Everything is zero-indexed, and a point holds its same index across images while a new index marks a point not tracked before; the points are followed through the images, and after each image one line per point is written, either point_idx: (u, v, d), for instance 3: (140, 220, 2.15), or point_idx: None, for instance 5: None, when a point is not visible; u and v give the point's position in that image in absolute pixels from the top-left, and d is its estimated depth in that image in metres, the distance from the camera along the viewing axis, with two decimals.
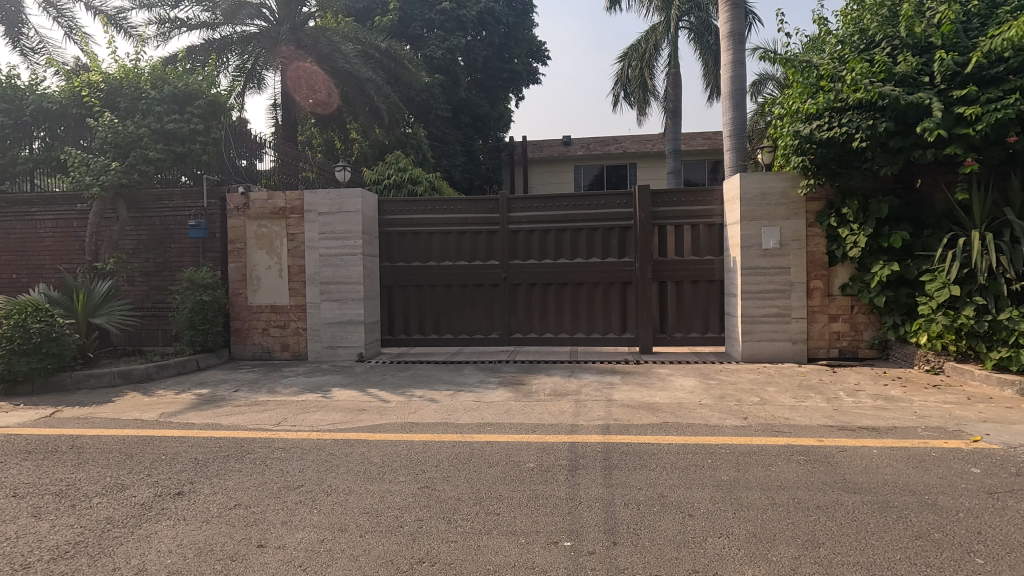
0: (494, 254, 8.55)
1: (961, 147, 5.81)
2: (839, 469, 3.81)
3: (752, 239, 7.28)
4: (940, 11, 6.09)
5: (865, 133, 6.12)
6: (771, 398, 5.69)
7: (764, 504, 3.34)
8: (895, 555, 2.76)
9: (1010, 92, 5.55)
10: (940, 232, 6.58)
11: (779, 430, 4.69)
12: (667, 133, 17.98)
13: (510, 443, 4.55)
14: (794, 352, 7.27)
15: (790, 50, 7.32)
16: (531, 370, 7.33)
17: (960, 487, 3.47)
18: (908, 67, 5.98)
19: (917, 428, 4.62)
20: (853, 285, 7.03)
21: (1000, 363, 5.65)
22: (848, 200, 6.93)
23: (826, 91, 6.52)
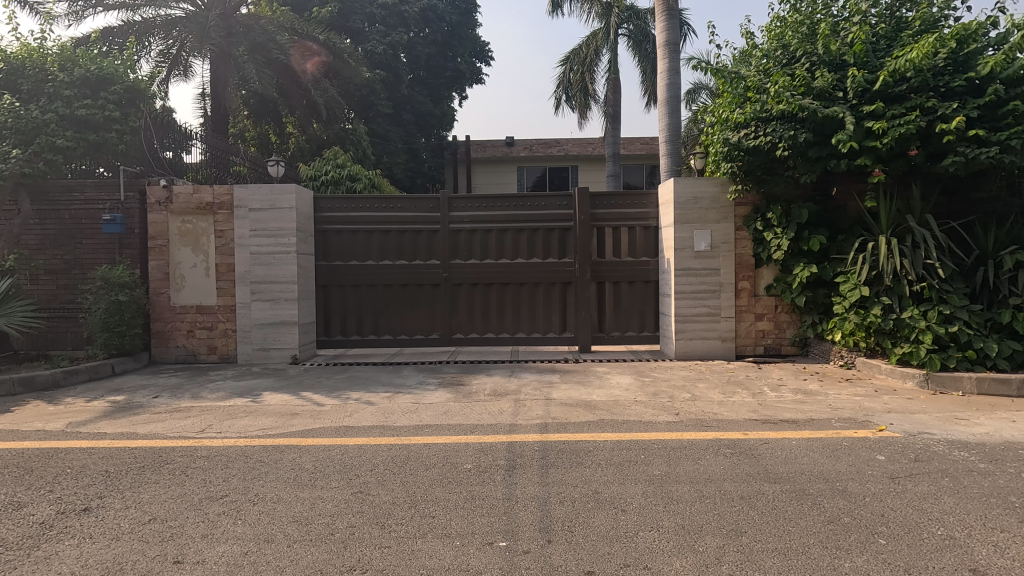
0: (435, 254, 8.46)
1: (870, 158, 6.25)
2: (761, 461, 4.01)
3: (685, 241, 7.58)
4: (852, 32, 6.54)
5: (787, 142, 6.48)
6: (701, 394, 5.94)
7: (692, 496, 3.47)
8: (810, 540, 2.93)
9: (911, 109, 6.01)
10: (853, 236, 7.06)
11: (708, 424, 4.89)
12: (607, 136, 18.39)
13: (448, 445, 4.51)
14: (724, 349, 7.62)
15: (722, 62, 7.68)
16: (471, 370, 7.31)
17: (866, 474, 3.75)
18: (825, 82, 6.37)
19: (831, 419, 4.95)
20: (777, 286, 7.46)
21: (903, 357, 6.11)
22: (772, 205, 7.34)
23: (752, 102, 6.89)
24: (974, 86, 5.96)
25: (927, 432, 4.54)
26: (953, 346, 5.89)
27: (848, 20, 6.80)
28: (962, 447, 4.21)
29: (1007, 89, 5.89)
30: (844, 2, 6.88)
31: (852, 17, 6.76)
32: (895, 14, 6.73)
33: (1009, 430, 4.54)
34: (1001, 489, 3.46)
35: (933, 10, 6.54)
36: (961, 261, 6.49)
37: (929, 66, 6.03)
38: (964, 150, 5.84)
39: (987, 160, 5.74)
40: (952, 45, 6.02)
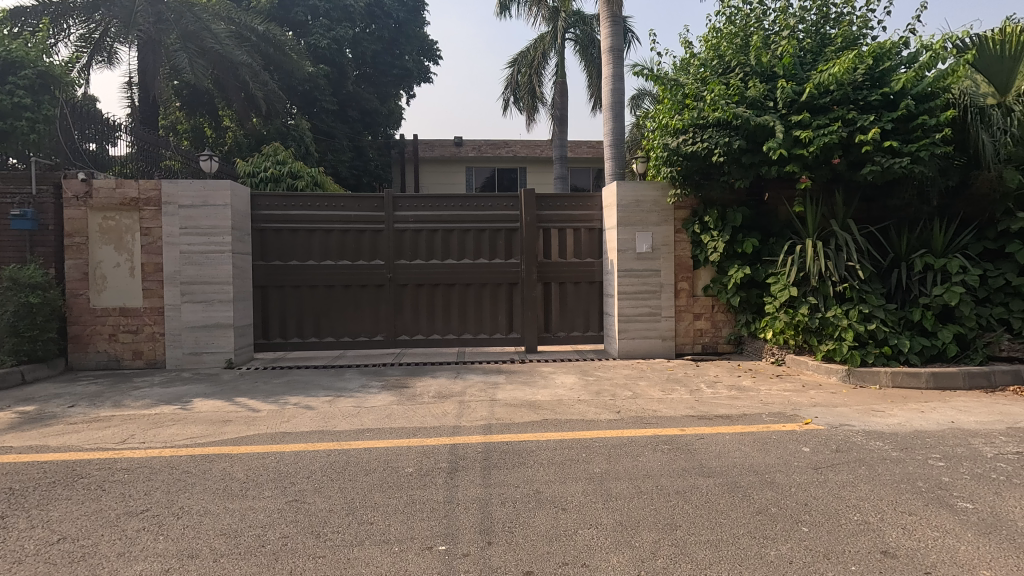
0: (379, 254, 8.29)
1: (798, 165, 6.59)
2: (696, 455, 4.15)
3: (627, 243, 7.77)
4: (781, 45, 6.90)
5: (722, 149, 6.76)
6: (641, 392, 6.09)
7: (631, 493, 3.55)
8: (739, 530, 3.05)
9: (834, 121, 6.38)
10: (783, 240, 7.43)
11: (647, 421, 5.02)
12: (554, 139, 18.59)
13: (389, 449, 4.42)
14: (664, 348, 7.86)
15: (663, 70, 7.94)
16: (415, 372, 7.20)
17: (792, 465, 3.95)
18: (757, 92, 6.69)
19: (762, 414, 5.18)
20: (714, 286, 7.77)
21: (828, 354, 6.48)
22: (709, 209, 7.64)
23: (690, 109, 7.14)
24: (889, 100, 6.39)
25: (847, 424, 4.83)
26: (871, 343, 6.29)
27: (778, 34, 7.17)
28: (878, 436, 4.50)
29: (917, 104, 6.35)
30: (774, 17, 7.25)
31: (781, 32, 7.14)
32: (820, 31, 7.15)
33: (919, 420, 4.90)
34: (910, 475, 3.73)
35: (853, 28, 6.98)
36: (879, 264, 6.96)
37: (849, 81, 6.43)
38: (880, 160, 6.24)
39: (901, 169, 6.15)
40: (870, 62, 6.43)
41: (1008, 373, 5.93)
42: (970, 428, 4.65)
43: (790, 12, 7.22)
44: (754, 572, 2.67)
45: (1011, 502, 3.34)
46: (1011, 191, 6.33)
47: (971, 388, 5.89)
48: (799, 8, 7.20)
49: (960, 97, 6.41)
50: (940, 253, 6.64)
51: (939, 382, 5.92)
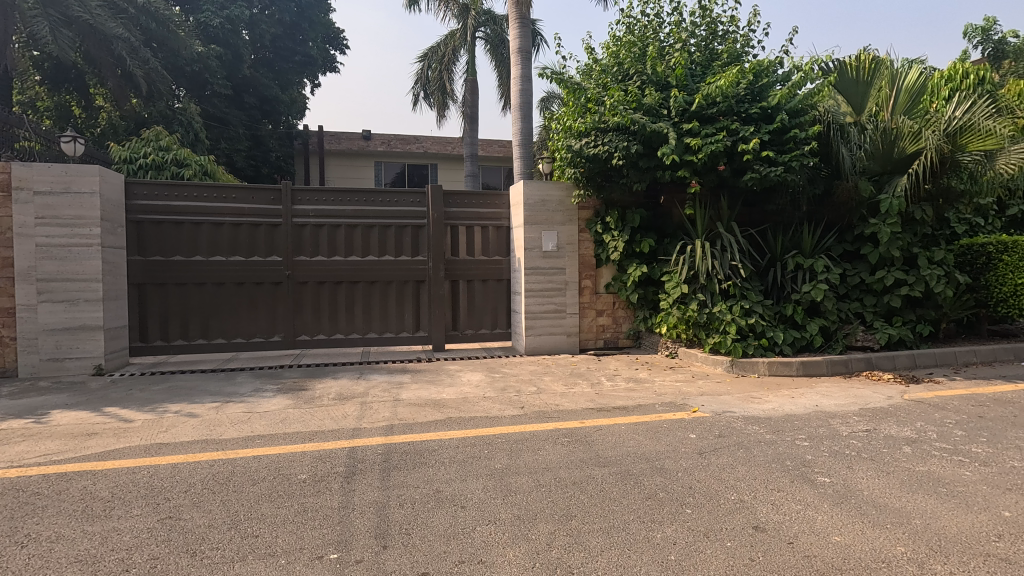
0: (275, 250, 7.82)
1: (689, 170, 7.02)
2: (593, 447, 4.31)
3: (533, 241, 7.92)
4: (675, 57, 7.33)
5: (621, 152, 7.07)
6: (545, 387, 6.23)
7: (530, 486, 3.60)
8: (629, 516, 3.19)
9: (720, 130, 6.87)
10: (676, 240, 7.92)
11: (549, 415, 5.13)
12: (465, 137, 18.50)
13: (281, 455, 4.17)
14: (568, 344, 8.09)
15: (568, 74, 8.16)
16: (315, 374, 6.87)
17: (680, 451, 4.21)
18: (652, 100, 7.05)
19: (656, 404, 5.48)
20: (615, 284, 8.14)
21: (714, 346, 7.00)
22: (610, 210, 7.97)
23: (592, 113, 7.40)
24: (766, 114, 6.98)
25: (729, 410, 5.24)
26: (751, 335, 6.87)
27: (672, 46, 7.62)
28: (754, 421, 4.92)
29: (790, 118, 6.99)
30: (669, 29, 7.70)
31: (675, 44, 7.59)
32: (709, 46, 7.69)
33: (789, 404, 5.42)
34: (779, 455, 4.11)
35: (737, 46, 7.56)
36: (758, 264, 7.61)
37: (733, 95, 6.95)
38: (759, 168, 6.80)
39: (776, 178, 6.73)
40: (750, 78, 7.00)
41: (862, 360, 6.71)
42: (830, 410, 5.21)
43: (683, 26, 7.69)
44: (642, 555, 2.80)
45: (859, 474, 3.78)
46: (864, 200, 7.16)
47: (832, 374, 6.60)
48: (691, 23, 7.69)
49: (824, 115, 7.15)
50: (808, 254, 7.38)
51: (807, 369, 6.57)
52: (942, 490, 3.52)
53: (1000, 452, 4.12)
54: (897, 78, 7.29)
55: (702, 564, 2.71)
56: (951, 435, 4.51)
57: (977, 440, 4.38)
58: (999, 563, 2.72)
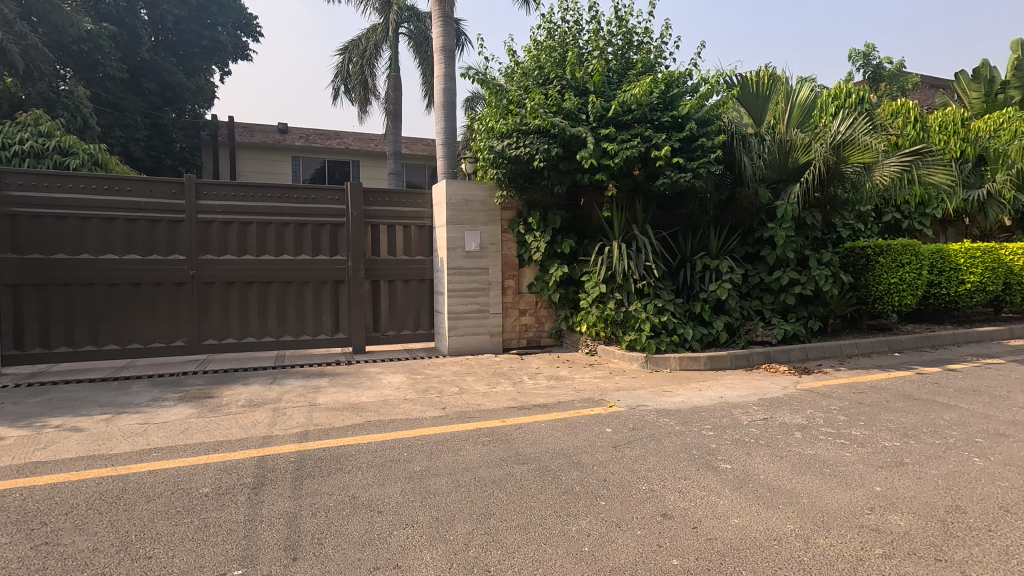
0: (177, 249, 7.26)
1: (606, 174, 7.27)
2: (513, 445, 4.36)
3: (456, 241, 7.90)
4: (592, 64, 7.57)
5: (542, 155, 7.19)
6: (467, 387, 6.23)
7: (449, 487, 3.58)
8: (547, 511, 3.26)
9: (634, 136, 7.17)
10: (595, 241, 8.17)
11: (470, 415, 5.14)
12: (388, 134, 18.11)
13: (182, 468, 3.88)
14: (492, 343, 8.14)
15: (490, 75, 8.21)
16: (223, 380, 6.45)
17: (596, 445, 4.35)
18: (572, 104, 7.25)
19: (575, 401, 5.64)
20: (537, 284, 8.28)
21: (630, 343, 7.30)
22: (532, 211, 8.10)
23: (513, 115, 7.48)
24: (677, 122, 7.36)
25: (643, 404, 5.48)
26: (664, 332, 7.23)
27: (590, 53, 7.85)
28: (666, 414, 5.17)
29: (698, 127, 7.40)
30: (587, 37, 7.93)
31: (593, 51, 7.84)
32: (625, 55, 8.00)
33: (697, 397, 5.76)
34: (687, 445, 4.35)
35: (651, 56, 7.92)
36: (670, 264, 8.02)
37: (647, 103, 7.25)
38: (670, 173, 7.15)
39: (685, 183, 7.11)
40: (663, 87, 7.33)
41: (761, 354, 7.26)
42: (733, 401, 5.59)
43: (601, 34, 7.96)
44: (557, 548, 2.87)
45: (757, 459, 4.08)
46: (764, 206, 7.73)
47: (736, 367, 7.10)
48: (607, 32, 7.97)
49: (728, 125, 7.64)
50: (714, 255, 7.87)
51: (713, 363, 7.02)
52: (826, 471, 3.87)
53: (875, 434, 4.60)
54: (791, 94, 7.94)
55: (613, 553, 2.82)
56: (834, 420, 4.97)
57: (855, 424, 4.87)
58: (870, 533, 3.04)
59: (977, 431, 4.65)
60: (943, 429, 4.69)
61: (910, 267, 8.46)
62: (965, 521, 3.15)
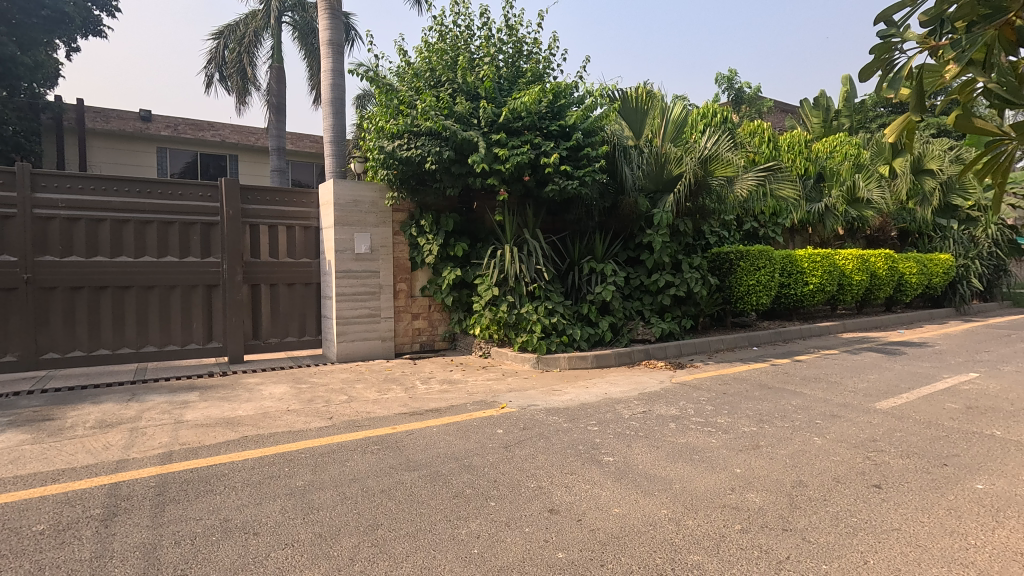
0: (7, 248, 6.27)
1: (498, 179, 7.37)
2: (404, 452, 4.27)
3: (345, 243, 7.61)
4: (483, 70, 7.66)
5: (434, 157, 7.14)
6: (357, 395, 6.00)
7: (334, 501, 3.42)
8: (437, 517, 3.23)
9: (525, 143, 7.34)
10: (487, 245, 8.26)
11: (359, 424, 4.96)
12: (270, 128, 16.98)
13: (9, 505, 3.33)
14: (383, 349, 7.92)
15: (380, 73, 8.03)
16: (68, 399, 5.65)
17: (487, 447, 4.40)
18: (463, 108, 7.28)
19: (467, 404, 5.65)
20: (430, 287, 8.21)
21: (522, 344, 7.49)
22: (424, 214, 8.02)
23: (404, 116, 7.36)
24: (564, 132, 7.64)
25: (533, 404, 5.63)
26: (554, 333, 7.49)
27: (481, 59, 7.94)
28: (554, 412, 5.36)
29: (584, 137, 7.75)
30: (479, 42, 8.02)
31: (484, 57, 7.94)
32: (515, 63, 8.18)
33: (583, 394, 6.04)
34: (573, 441, 4.54)
35: (540, 66, 8.16)
36: (559, 267, 8.33)
37: (536, 111, 7.45)
38: (558, 180, 7.42)
39: (572, 190, 7.42)
40: (551, 97, 7.56)
41: (641, 352, 7.79)
42: (616, 396, 5.93)
43: (491, 41, 8.08)
44: (447, 553, 2.85)
45: (636, 451, 4.35)
46: (643, 213, 8.28)
47: (620, 364, 7.55)
48: (498, 39, 8.11)
49: (611, 137, 8.10)
50: (599, 259, 8.30)
51: (599, 361, 7.40)
52: (695, 457, 4.24)
53: (736, 421, 5.11)
54: (666, 111, 8.57)
55: (501, 553, 2.86)
56: (703, 410, 5.46)
57: (721, 412, 5.38)
58: (731, 511, 3.37)
59: (817, 413, 5.34)
60: (790, 414, 5.33)
61: (765, 270, 9.51)
62: (806, 493, 3.60)
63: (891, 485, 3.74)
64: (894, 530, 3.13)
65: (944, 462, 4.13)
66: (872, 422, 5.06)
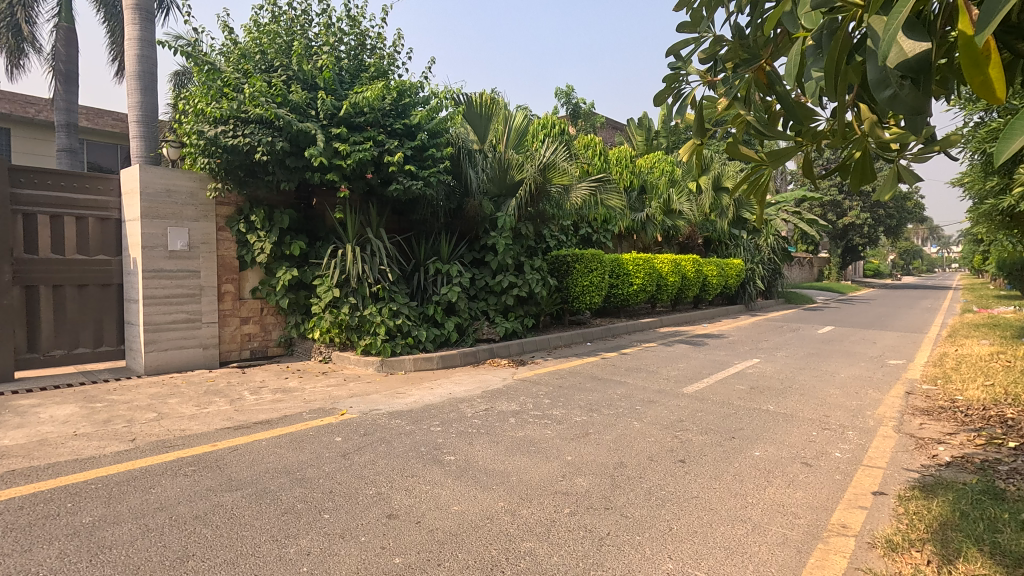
0: None
1: (337, 175, 7.03)
2: (225, 471, 3.86)
3: (155, 238, 6.68)
4: (322, 59, 7.25)
5: (265, 147, 6.57)
6: (169, 411, 5.28)
7: (134, 535, 2.97)
8: (261, 537, 2.98)
9: (367, 140, 7.09)
10: (328, 244, 7.82)
11: (171, 444, 4.37)
12: (57, 100, 14.23)
13: None
14: (204, 357, 7.09)
15: (201, 49, 7.20)
16: None
17: (323, 456, 4.17)
18: (298, 98, 6.82)
19: (303, 412, 5.30)
20: (262, 289, 7.52)
21: (365, 348, 7.25)
22: (255, 208, 7.36)
23: (230, 100, 6.67)
24: (409, 131, 7.53)
25: (375, 408, 5.47)
26: (398, 335, 7.35)
27: (319, 47, 7.53)
28: (397, 415, 5.26)
29: (429, 138, 7.71)
30: (317, 30, 7.60)
31: (323, 46, 7.54)
32: (358, 56, 7.89)
33: (428, 395, 6.02)
34: (415, 443, 4.51)
35: (384, 62, 7.95)
36: (404, 268, 8.21)
37: (379, 107, 7.25)
38: (402, 180, 7.30)
39: (416, 190, 7.34)
40: (395, 94, 7.40)
41: (486, 351, 8.02)
42: (460, 395, 6.01)
43: (331, 29, 7.69)
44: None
45: (476, 447, 4.46)
46: (487, 216, 8.49)
47: (464, 363, 7.68)
48: (339, 29, 7.74)
49: (456, 139, 8.17)
50: (445, 260, 8.34)
51: (444, 362, 7.45)
52: (531, 448, 4.47)
53: (569, 412, 5.50)
54: (508, 119, 8.94)
55: (333, 567, 2.73)
56: (541, 403, 5.78)
57: (556, 405, 5.75)
58: (561, 496, 3.61)
59: (637, 400, 5.97)
60: (615, 402, 5.89)
61: (597, 272, 10.39)
62: (625, 473, 4.00)
63: (692, 459, 4.31)
64: (693, 498, 3.62)
65: (732, 435, 4.89)
66: (680, 405, 5.80)
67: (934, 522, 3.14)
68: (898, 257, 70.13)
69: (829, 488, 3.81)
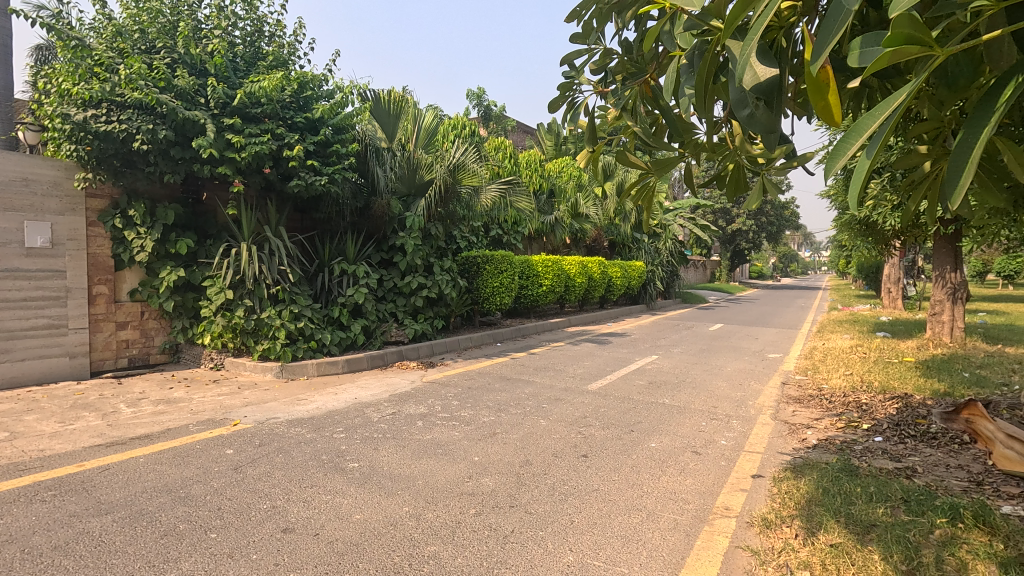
0: None
1: (231, 168, 6.57)
2: (93, 493, 3.47)
3: (9, 233, 5.89)
4: (212, 43, 6.75)
5: (145, 135, 5.98)
6: (25, 429, 4.66)
7: None
8: (136, 564, 2.71)
9: (264, 132, 6.69)
10: (220, 242, 7.28)
11: (25, 467, 3.86)
12: None
13: None
14: (71, 368, 6.30)
15: (66, 23, 6.44)
16: None
17: (211, 471, 3.87)
18: (185, 83, 6.29)
19: (189, 425, 4.88)
20: (143, 291, 6.84)
21: (263, 353, 6.83)
22: (134, 202, 6.68)
23: (101, 81, 6.00)
24: (311, 125, 7.20)
25: (272, 417, 5.16)
26: (300, 339, 7.00)
27: (209, 31, 7.00)
28: (297, 423, 5.01)
29: (334, 133, 7.41)
30: (207, 12, 7.07)
31: (213, 30, 7.02)
32: (254, 43, 7.42)
33: (331, 401, 5.78)
34: (316, 451, 4.31)
35: (284, 51, 7.54)
36: (307, 269, 7.83)
37: (278, 99, 6.87)
38: (304, 176, 6.96)
39: (319, 187, 7.03)
40: (296, 86, 7.04)
41: (394, 353, 7.86)
42: (366, 400, 5.83)
43: (223, 12, 7.17)
44: None
45: (381, 453, 4.34)
46: (395, 216, 8.31)
47: (372, 367, 7.46)
48: (232, 12, 7.23)
49: (362, 136, 7.92)
50: (351, 261, 8.05)
51: (350, 366, 7.19)
52: (438, 451, 4.43)
53: (477, 412, 5.52)
54: (417, 118, 8.82)
55: None
56: (449, 405, 5.74)
57: (464, 406, 5.74)
58: (466, 497, 3.62)
59: (544, 398, 6.11)
60: (523, 401, 5.99)
61: (506, 273, 10.51)
62: (530, 470, 4.08)
63: (593, 453, 4.49)
64: (594, 491, 3.76)
65: (631, 429, 5.15)
66: (584, 402, 6.01)
67: (801, 499, 3.49)
68: (778, 261, 77.42)
69: (715, 474, 4.13)
